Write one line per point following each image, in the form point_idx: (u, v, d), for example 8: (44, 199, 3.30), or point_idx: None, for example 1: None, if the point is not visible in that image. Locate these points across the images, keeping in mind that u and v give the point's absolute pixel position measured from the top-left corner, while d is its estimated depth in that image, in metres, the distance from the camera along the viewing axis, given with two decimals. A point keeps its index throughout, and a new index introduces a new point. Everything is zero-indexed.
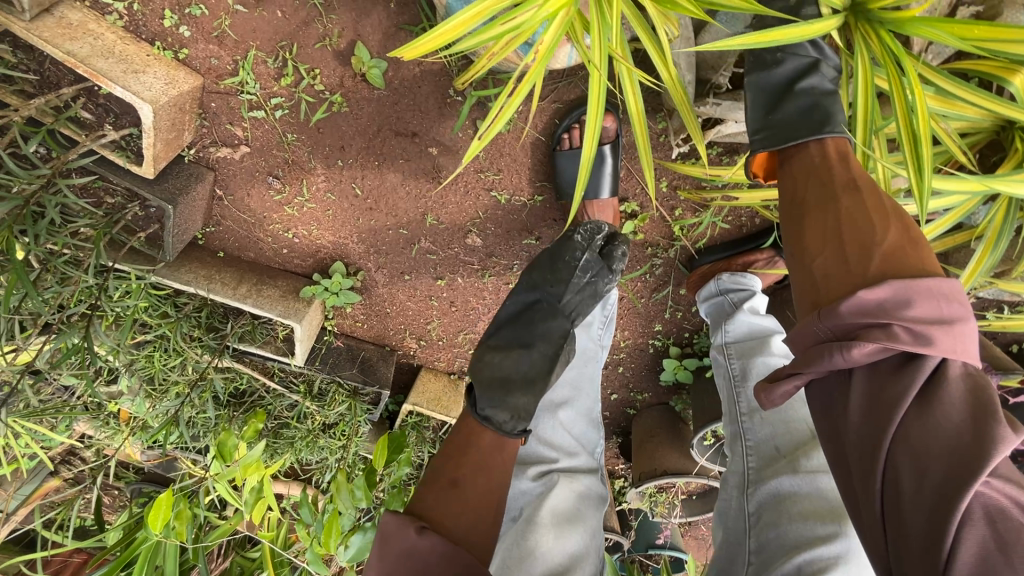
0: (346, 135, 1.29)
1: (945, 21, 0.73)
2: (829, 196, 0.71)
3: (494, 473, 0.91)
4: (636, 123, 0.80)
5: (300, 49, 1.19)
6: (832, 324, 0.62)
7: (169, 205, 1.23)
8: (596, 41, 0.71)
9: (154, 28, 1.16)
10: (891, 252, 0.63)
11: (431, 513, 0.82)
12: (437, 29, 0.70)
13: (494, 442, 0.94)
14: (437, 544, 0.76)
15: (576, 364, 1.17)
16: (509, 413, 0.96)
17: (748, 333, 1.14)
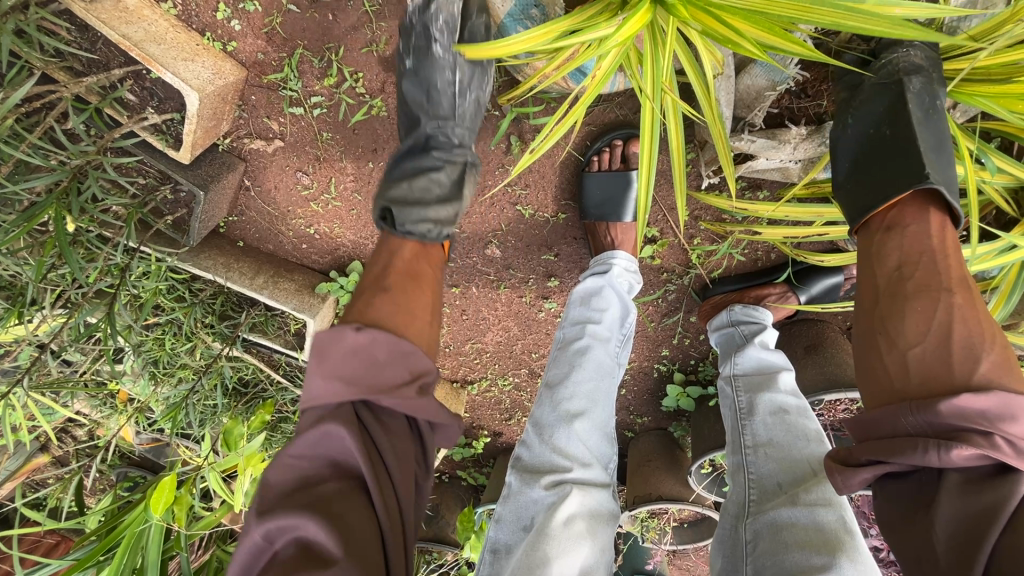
0: (380, 138, 1.32)
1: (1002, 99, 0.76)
2: (932, 283, 0.68)
3: (416, 277, 0.95)
4: (676, 153, 0.83)
5: (346, 52, 1.21)
6: (927, 419, 0.60)
7: (201, 191, 1.25)
8: (649, 72, 0.74)
9: (206, 19, 1.18)
10: (992, 368, 0.61)
11: (363, 315, 0.85)
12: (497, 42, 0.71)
13: (416, 248, 0.98)
14: (378, 338, 0.82)
15: (593, 379, 1.18)
16: (429, 223, 0.99)
17: (756, 367, 1.17)
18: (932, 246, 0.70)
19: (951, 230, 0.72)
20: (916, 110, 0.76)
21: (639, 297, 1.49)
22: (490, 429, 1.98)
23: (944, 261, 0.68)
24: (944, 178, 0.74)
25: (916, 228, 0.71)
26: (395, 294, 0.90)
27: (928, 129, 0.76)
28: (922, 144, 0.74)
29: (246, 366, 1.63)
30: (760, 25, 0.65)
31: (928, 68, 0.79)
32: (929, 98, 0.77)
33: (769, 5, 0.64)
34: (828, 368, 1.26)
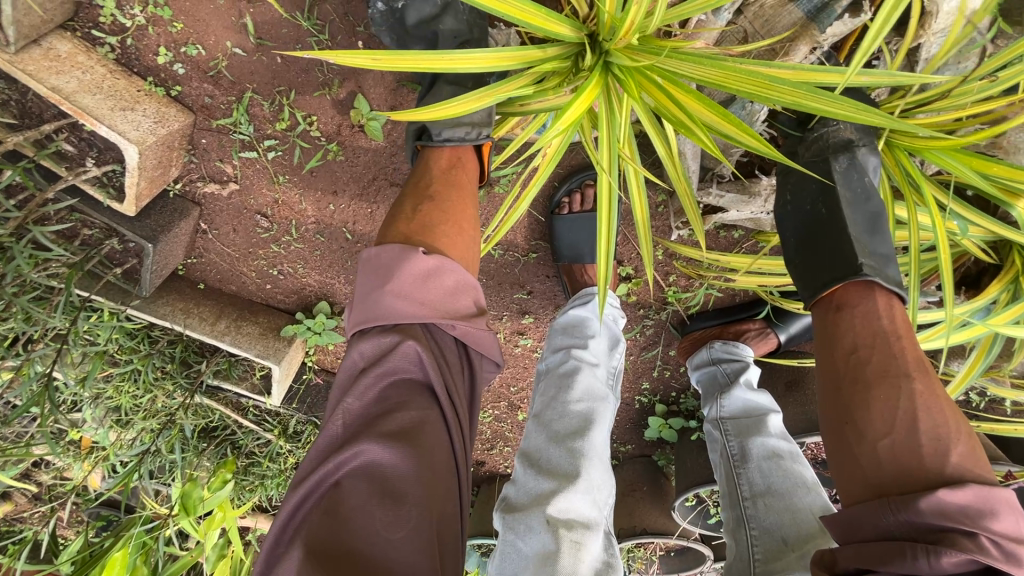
0: (340, 180, 1.26)
1: (961, 156, 0.72)
2: (890, 368, 0.68)
3: (457, 185, 0.88)
4: (640, 218, 0.79)
5: (298, 95, 1.15)
6: (910, 519, 0.60)
7: (149, 243, 1.20)
8: (605, 139, 0.67)
9: (148, 63, 1.11)
10: (961, 456, 0.63)
11: (418, 235, 0.81)
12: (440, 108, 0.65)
13: (453, 159, 0.88)
14: (440, 259, 0.78)
15: (582, 404, 1.03)
16: (465, 127, 0.85)
17: (743, 409, 1.12)
18: (885, 327, 0.71)
19: (900, 305, 0.73)
20: (845, 191, 0.78)
21: None
22: (473, 461, 1.93)
23: (898, 343, 0.70)
24: (881, 256, 0.76)
25: (864, 308, 0.73)
26: (443, 203, 0.84)
27: (859, 208, 0.78)
28: (853, 227, 0.77)
29: (212, 411, 1.57)
30: (713, 108, 0.60)
31: (858, 138, 0.80)
32: (860, 174, 0.79)
33: (725, 80, 0.60)
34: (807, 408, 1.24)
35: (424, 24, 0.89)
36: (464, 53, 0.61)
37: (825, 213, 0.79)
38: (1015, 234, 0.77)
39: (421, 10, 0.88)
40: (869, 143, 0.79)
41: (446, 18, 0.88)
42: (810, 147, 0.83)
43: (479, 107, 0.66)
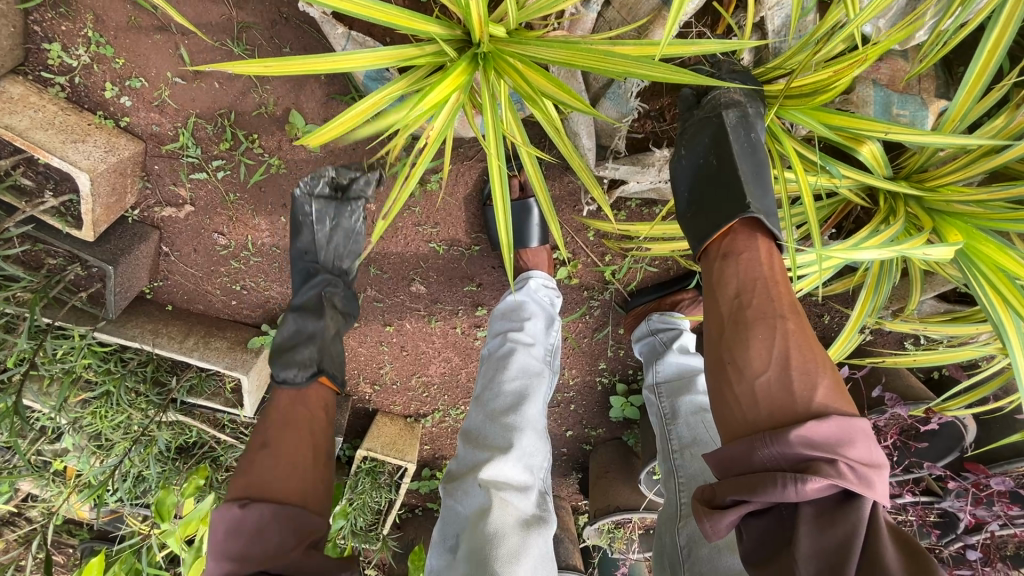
0: (286, 194, 1.34)
1: (811, 111, 0.82)
2: (769, 311, 0.76)
3: (296, 422, 1.02)
4: (536, 184, 0.88)
5: (238, 116, 1.24)
6: (780, 451, 0.66)
7: (109, 266, 1.27)
8: (489, 119, 0.76)
9: (96, 98, 1.20)
10: (827, 390, 0.70)
11: (246, 488, 0.91)
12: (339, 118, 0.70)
13: (292, 396, 1.07)
14: (259, 510, 0.88)
15: (516, 381, 1.14)
16: (298, 367, 1.09)
17: (676, 372, 1.21)
18: (765, 272, 0.79)
19: (777, 257, 0.82)
20: (736, 143, 0.85)
21: (564, 317, 1.52)
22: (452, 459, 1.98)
23: (774, 287, 0.78)
24: (767, 202, 0.83)
25: (751, 253, 0.80)
26: (275, 447, 0.97)
27: (747, 156, 0.85)
28: (742, 177, 0.83)
29: (188, 428, 1.63)
30: (555, 81, 0.71)
31: (749, 100, 0.87)
32: (748, 129, 0.86)
33: (573, 59, 0.70)
34: None
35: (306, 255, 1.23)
36: (352, 53, 0.69)
37: (717, 164, 0.86)
38: (874, 179, 0.85)
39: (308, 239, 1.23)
40: (757, 103, 0.87)
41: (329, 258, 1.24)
42: (704, 108, 0.90)
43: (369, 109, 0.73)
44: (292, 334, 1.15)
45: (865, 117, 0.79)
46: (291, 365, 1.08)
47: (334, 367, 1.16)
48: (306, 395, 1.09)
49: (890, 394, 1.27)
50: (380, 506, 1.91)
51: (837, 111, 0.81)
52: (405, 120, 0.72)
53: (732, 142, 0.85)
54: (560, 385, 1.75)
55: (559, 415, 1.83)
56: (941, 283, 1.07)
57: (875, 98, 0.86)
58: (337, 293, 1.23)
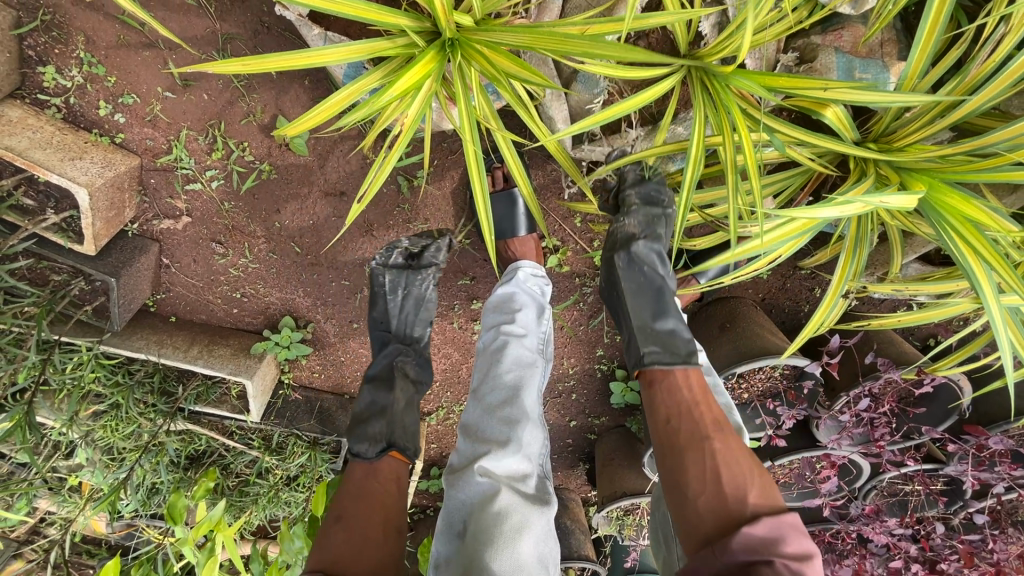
0: (279, 199, 1.38)
1: (752, 75, 0.77)
2: (696, 434, 0.89)
3: (371, 496, 1.00)
4: (513, 168, 0.94)
5: (227, 126, 1.27)
6: (728, 559, 0.73)
7: (112, 278, 1.31)
8: (463, 107, 0.79)
9: (92, 117, 1.24)
10: (756, 496, 0.80)
11: (320, 556, 0.87)
12: (318, 106, 0.75)
13: (365, 467, 1.06)
14: None
15: (510, 371, 1.17)
16: (368, 442, 1.09)
17: None
18: (686, 395, 0.96)
19: (697, 379, 0.98)
20: (628, 284, 1.11)
21: (557, 305, 1.55)
22: None
23: (696, 410, 0.93)
24: (664, 328, 1.06)
25: (665, 375, 1.00)
26: (350, 519, 0.94)
27: (644, 292, 1.11)
28: (637, 305, 1.10)
29: (197, 436, 1.68)
30: (516, 63, 0.74)
31: (642, 233, 1.12)
32: (642, 263, 1.12)
33: (535, 42, 0.72)
34: (738, 341, 1.34)
35: (381, 324, 1.33)
36: (322, 49, 0.73)
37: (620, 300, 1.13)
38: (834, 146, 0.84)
39: (386, 310, 1.33)
40: (646, 235, 1.12)
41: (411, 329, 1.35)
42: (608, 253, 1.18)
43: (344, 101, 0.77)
44: (370, 405, 1.20)
45: (808, 78, 0.76)
46: (385, 431, 1.12)
47: (415, 440, 1.19)
48: (379, 468, 1.07)
49: (882, 359, 1.28)
50: None
51: (779, 73, 0.78)
52: (376, 105, 0.75)
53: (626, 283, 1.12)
54: (560, 375, 1.77)
55: (561, 405, 1.85)
56: (920, 245, 1.09)
57: (837, 64, 0.88)
58: (407, 360, 1.31)
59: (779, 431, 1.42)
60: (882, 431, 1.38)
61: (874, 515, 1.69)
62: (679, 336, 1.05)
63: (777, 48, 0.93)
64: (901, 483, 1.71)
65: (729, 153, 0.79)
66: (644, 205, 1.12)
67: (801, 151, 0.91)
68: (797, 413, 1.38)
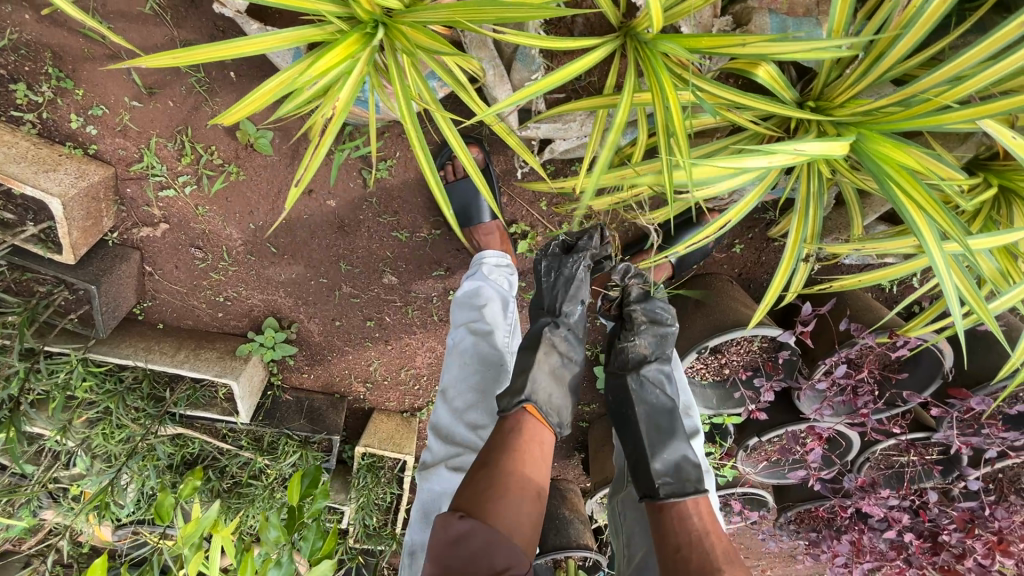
0: (251, 200, 1.41)
1: (676, 37, 0.79)
2: (708, 566, 0.89)
3: (516, 454, 0.96)
4: (457, 147, 0.92)
5: (194, 131, 1.31)
6: None
7: (93, 286, 1.35)
8: (398, 88, 0.83)
9: (65, 130, 1.28)
10: None
11: (466, 501, 0.87)
12: (245, 100, 0.78)
13: (518, 421, 1.03)
14: (474, 530, 0.82)
15: (478, 371, 1.22)
16: (511, 393, 1.06)
17: None
18: (696, 524, 0.99)
19: (705, 507, 1.02)
20: (640, 406, 1.15)
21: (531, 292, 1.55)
22: None
23: (708, 540, 0.96)
24: (673, 454, 1.09)
25: (677, 505, 1.02)
26: (492, 469, 0.92)
27: (656, 414, 1.14)
28: (650, 434, 1.12)
29: (189, 440, 1.71)
30: (432, 35, 0.77)
31: (649, 353, 1.20)
32: (651, 383, 1.18)
33: (458, 17, 0.76)
34: (711, 315, 1.33)
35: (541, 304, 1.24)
36: (256, 38, 0.77)
37: (629, 421, 1.15)
38: (766, 102, 0.84)
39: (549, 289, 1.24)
40: (658, 358, 1.19)
41: (567, 308, 1.22)
42: (615, 369, 1.22)
43: (274, 87, 0.79)
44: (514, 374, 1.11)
45: (729, 35, 0.77)
46: (530, 385, 1.06)
47: (559, 417, 1.11)
48: (522, 428, 1.02)
49: (856, 325, 1.25)
50: (387, 502, 1.95)
51: (702, 33, 0.79)
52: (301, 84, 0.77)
53: (639, 402, 1.15)
54: None
55: None
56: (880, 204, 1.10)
57: (771, 24, 0.89)
58: (559, 339, 1.18)
59: (758, 404, 1.40)
60: (865, 399, 1.35)
61: (869, 488, 1.66)
62: (693, 474, 1.06)
63: (713, 13, 0.92)
64: (895, 455, 1.67)
65: (657, 116, 0.80)
66: (649, 329, 1.21)
67: (742, 113, 0.91)
68: (775, 384, 1.36)
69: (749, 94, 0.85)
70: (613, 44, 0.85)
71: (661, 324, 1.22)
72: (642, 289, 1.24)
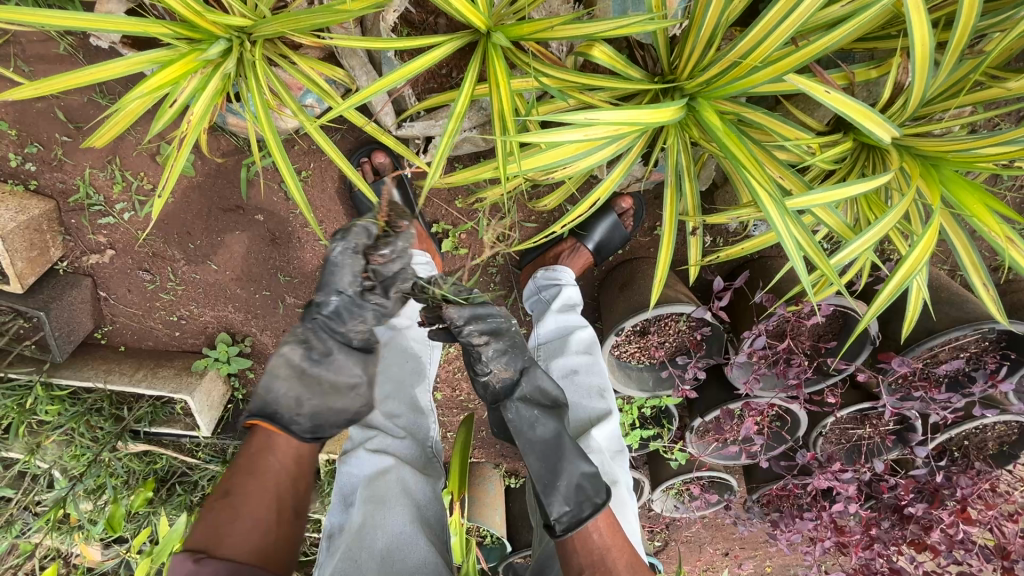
0: (188, 221, 1.51)
1: (501, 27, 0.85)
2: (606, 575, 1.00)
3: (268, 477, 0.98)
4: (329, 150, 1.00)
5: (124, 159, 1.41)
6: None
7: (42, 312, 1.43)
8: (256, 99, 0.88)
9: (8, 169, 1.38)
10: None
11: (205, 541, 0.87)
12: (109, 121, 0.90)
13: (265, 440, 1.02)
14: (218, 567, 0.84)
15: (393, 364, 1.31)
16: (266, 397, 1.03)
17: (556, 331, 1.32)
18: (597, 541, 1.03)
19: (604, 517, 1.06)
20: (520, 437, 1.09)
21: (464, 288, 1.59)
22: None
23: (609, 556, 1.02)
24: (566, 480, 1.05)
25: (577, 532, 1.02)
26: (239, 497, 0.94)
27: (540, 439, 1.09)
28: (540, 463, 1.07)
29: (156, 455, 1.78)
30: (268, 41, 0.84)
31: (513, 374, 1.10)
32: (527, 405, 1.10)
33: (292, 24, 0.83)
34: (630, 298, 1.34)
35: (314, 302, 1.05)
36: (108, 64, 0.86)
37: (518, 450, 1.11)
38: (600, 81, 0.88)
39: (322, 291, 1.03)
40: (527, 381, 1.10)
41: (331, 301, 1.02)
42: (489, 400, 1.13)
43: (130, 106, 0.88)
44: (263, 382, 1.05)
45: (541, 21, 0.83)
46: (259, 401, 1.02)
47: (313, 420, 1.06)
48: (279, 444, 1.03)
49: (768, 296, 1.26)
50: None
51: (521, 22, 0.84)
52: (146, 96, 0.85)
53: (520, 432, 1.09)
54: None
55: None
56: None
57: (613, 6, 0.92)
58: (303, 347, 1.05)
59: (688, 383, 1.41)
60: (794, 370, 1.34)
61: (824, 463, 1.62)
62: (589, 486, 1.05)
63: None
64: (851, 427, 1.64)
65: (492, 102, 0.85)
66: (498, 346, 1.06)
67: (597, 95, 0.94)
68: (701, 362, 1.37)
69: (589, 75, 0.89)
70: (460, 40, 0.89)
71: (501, 336, 1.06)
72: (467, 309, 0.99)
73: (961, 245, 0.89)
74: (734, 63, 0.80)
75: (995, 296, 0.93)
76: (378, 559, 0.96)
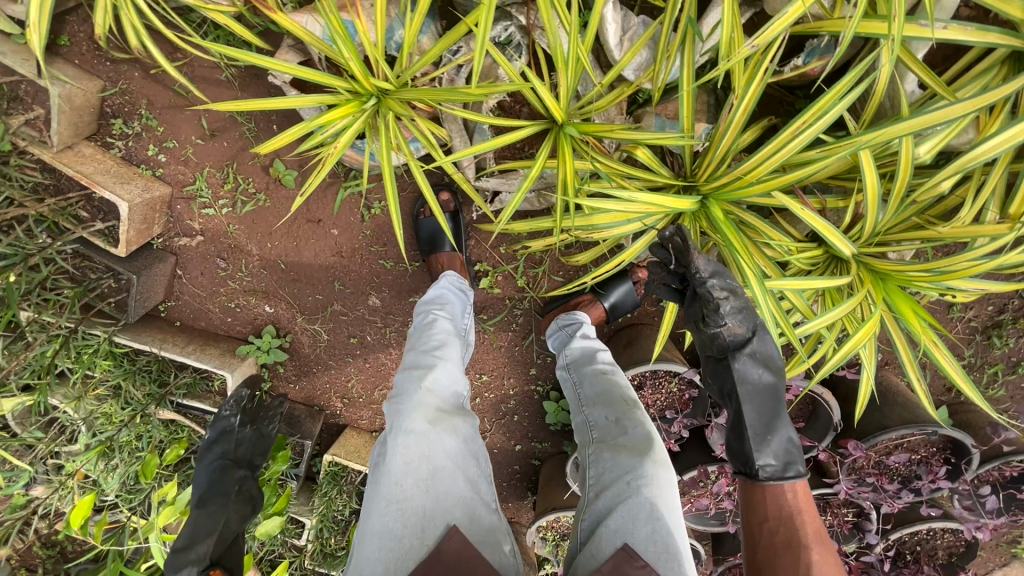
0: (272, 224, 1.78)
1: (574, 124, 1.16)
2: (793, 539, 1.02)
3: None
4: (423, 186, 1.28)
5: (239, 166, 1.71)
6: None
7: (135, 275, 1.68)
8: (385, 142, 1.18)
9: (142, 156, 1.68)
10: None
11: None
12: (274, 138, 1.18)
13: None
14: None
15: (440, 336, 1.43)
16: None
17: (580, 352, 1.48)
18: (790, 501, 1.08)
19: (801, 484, 1.10)
20: (742, 390, 1.12)
21: (489, 322, 1.82)
22: None
23: (799, 517, 1.06)
24: (778, 437, 1.11)
25: (774, 485, 1.08)
26: None
27: (759, 396, 1.13)
28: (754, 420, 1.11)
29: (179, 425, 1.93)
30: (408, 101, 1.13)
31: (745, 327, 1.12)
32: (755, 364, 1.13)
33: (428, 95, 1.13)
34: (633, 352, 1.58)
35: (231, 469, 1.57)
36: (286, 98, 1.15)
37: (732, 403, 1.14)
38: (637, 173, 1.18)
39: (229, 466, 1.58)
40: (761, 337, 1.12)
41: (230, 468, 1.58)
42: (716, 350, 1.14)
43: (295, 131, 1.17)
44: None
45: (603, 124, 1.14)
46: None
47: None
48: None
49: None
50: (346, 515, 2.07)
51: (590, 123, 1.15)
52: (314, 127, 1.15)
53: (742, 385, 1.12)
54: (502, 395, 1.96)
55: (505, 427, 2.02)
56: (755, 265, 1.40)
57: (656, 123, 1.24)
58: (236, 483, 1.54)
59: (671, 436, 1.62)
60: None
61: None
62: (793, 450, 1.11)
63: (619, 111, 1.29)
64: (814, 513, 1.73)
65: (559, 174, 1.14)
66: (744, 301, 1.11)
67: (634, 182, 1.23)
68: (686, 420, 1.60)
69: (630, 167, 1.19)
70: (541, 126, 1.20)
71: (738, 292, 1.10)
72: (711, 263, 1.08)
73: (901, 345, 1.13)
74: (737, 177, 1.10)
75: (926, 392, 1.16)
76: (424, 484, 1.17)
